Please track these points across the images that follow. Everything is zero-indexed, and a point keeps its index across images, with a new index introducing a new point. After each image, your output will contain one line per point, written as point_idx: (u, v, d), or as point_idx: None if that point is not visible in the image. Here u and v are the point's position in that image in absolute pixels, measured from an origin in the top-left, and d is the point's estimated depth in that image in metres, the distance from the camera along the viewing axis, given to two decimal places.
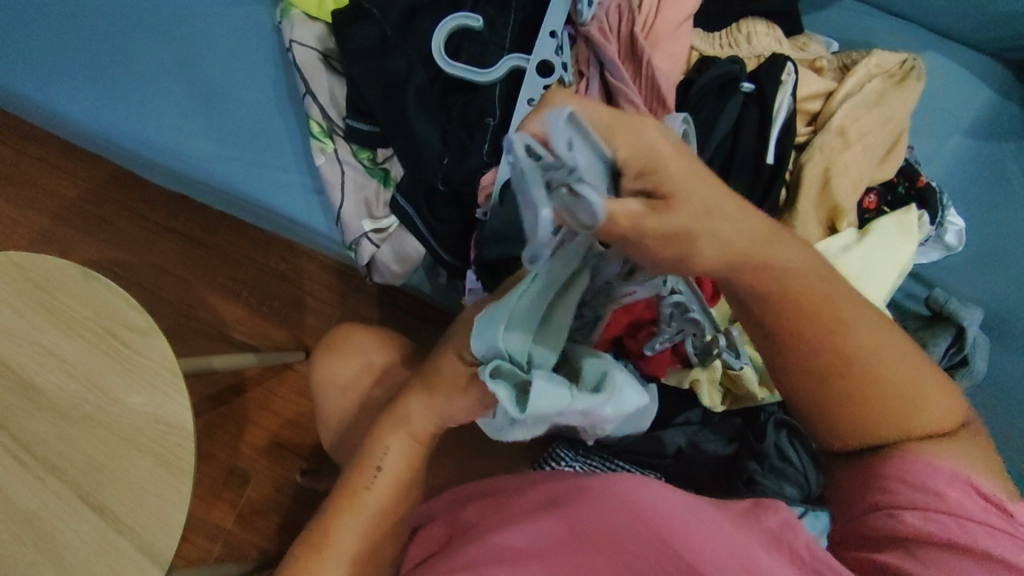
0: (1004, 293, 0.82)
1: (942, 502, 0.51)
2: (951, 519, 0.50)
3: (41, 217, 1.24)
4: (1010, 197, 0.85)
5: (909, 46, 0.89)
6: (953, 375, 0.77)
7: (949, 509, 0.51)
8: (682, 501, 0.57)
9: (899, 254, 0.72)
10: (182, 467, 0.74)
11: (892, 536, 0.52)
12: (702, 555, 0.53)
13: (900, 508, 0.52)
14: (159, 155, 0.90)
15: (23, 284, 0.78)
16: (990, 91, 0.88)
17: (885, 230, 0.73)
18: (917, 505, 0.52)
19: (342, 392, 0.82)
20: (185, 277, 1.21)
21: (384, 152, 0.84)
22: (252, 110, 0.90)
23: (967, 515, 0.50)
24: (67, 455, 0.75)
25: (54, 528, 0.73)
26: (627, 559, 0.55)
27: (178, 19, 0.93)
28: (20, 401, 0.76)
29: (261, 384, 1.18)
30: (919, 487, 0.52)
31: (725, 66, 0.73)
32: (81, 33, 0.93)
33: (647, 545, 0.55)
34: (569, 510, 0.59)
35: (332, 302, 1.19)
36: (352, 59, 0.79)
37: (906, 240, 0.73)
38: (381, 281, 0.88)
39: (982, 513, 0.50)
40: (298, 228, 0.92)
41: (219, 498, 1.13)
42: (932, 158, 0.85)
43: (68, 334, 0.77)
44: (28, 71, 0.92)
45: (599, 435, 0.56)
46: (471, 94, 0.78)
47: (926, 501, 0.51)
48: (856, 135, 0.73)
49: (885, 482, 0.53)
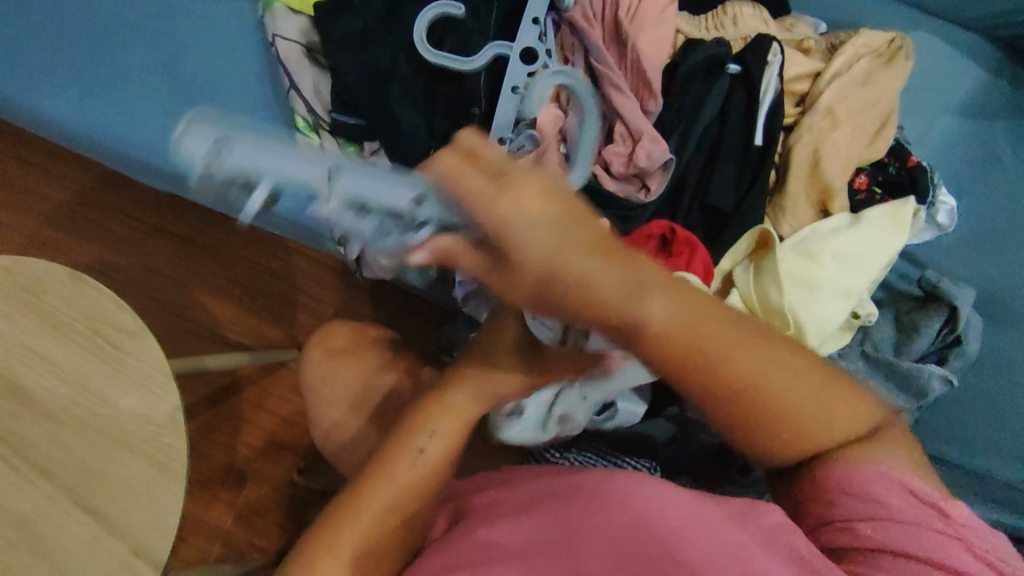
0: (996, 272, 0.82)
1: (892, 510, 0.50)
2: (911, 533, 0.49)
3: (28, 220, 1.23)
4: (1000, 176, 0.84)
5: (897, 26, 0.88)
6: (946, 356, 0.77)
7: (894, 517, 0.50)
8: (676, 497, 0.57)
9: (877, 251, 0.70)
10: (175, 467, 0.74)
11: (851, 549, 0.51)
12: (698, 553, 0.53)
13: (850, 520, 0.51)
14: (144, 154, 0.89)
15: (8, 287, 0.78)
16: (979, 69, 0.87)
17: (864, 230, 0.71)
18: (863, 516, 0.51)
19: (333, 389, 0.81)
20: (176, 278, 1.21)
21: (371, 145, 0.83)
22: (237, 107, 0.90)
23: (908, 520, 0.50)
24: (59, 458, 0.74)
25: (47, 532, 0.72)
26: (624, 555, 0.54)
27: (160, 17, 0.92)
28: (9, 404, 0.75)
29: (256, 383, 1.17)
30: (862, 496, 0.51)
31: (710, 49, 0.72)
32: (63, 32, 0.92)
33: (641, 542, 0.54)
34: (563, 506, 0.59)
35: (325, 300, 1.19)
36: (335, 51, 0.78)
37: (895, 234, 0.71)
38: (371, 276, 0.89)
39: (923, 513, 0.50)
40: (287, 224, 0.92)
41: (216, 498, 1.13)
42: (922, 139, 0.85)
43: (56, 337, 0.77)
44: (9, 71, 0.91)
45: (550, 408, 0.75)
46: (456, 84, 0.78)
47: (869, 510, 0.51)
48: (844, 116, 0.73)
49: (831, 494, 0.53)
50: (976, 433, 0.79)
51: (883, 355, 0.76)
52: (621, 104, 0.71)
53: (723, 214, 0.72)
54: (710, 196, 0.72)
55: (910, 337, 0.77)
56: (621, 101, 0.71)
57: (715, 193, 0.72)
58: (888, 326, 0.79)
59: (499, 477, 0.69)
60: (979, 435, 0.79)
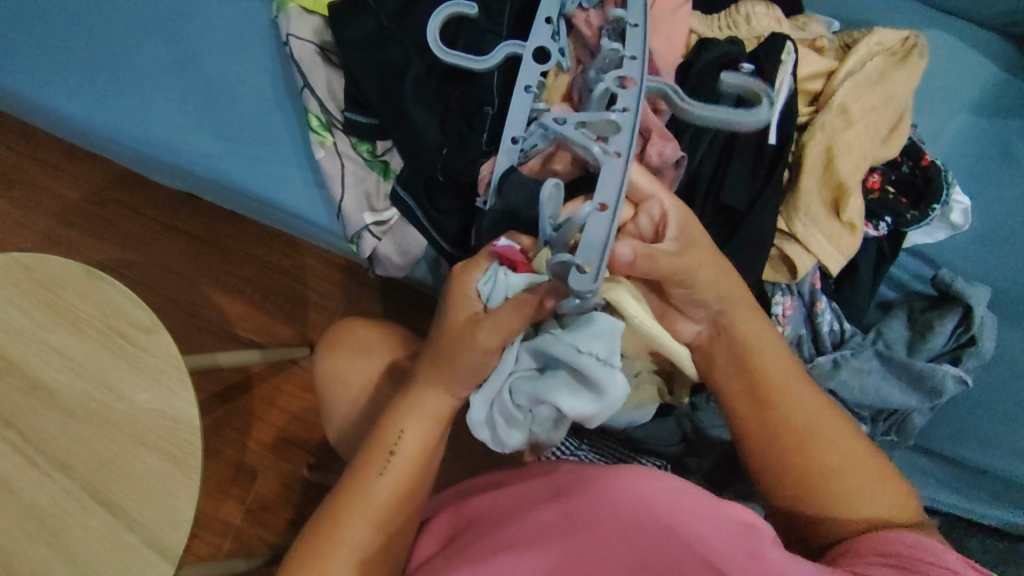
0: (1011, 270, 0.81)
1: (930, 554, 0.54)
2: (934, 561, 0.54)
3: (45, 219, 1.25)
4: (1015, 176, 0.83)
5: (913, 24, 0.88)
6: (960, 355, 0.76)
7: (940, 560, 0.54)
8: (681, 494, 0.57)
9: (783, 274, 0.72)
10: (189, 462, 0.75)
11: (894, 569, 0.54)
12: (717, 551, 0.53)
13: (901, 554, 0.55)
14: (161, 153, 0.90)
15: (27, 284, 0.79)
16: (994, 68, 0.87)
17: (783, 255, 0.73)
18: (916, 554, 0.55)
19: (345, 387, 0.81)
20: (189, 275, 1.22)
21: (383, 144, 0.83)
22: (250, 106, 0.90)
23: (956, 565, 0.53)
24: (75, 451, 0.75)
25: (64, 524, 0.73)
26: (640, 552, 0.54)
27: (173, 17, 0.93)
28: (28, 400, 0.76)
29: (267, 380, 1.18)
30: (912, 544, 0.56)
31: (722, 47, 0.72)
32: (78, 32, 0.93)
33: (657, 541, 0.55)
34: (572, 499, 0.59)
35: (337, 297, 1.20)
36: (349, 51, 0.79)
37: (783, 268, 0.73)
38: (383, 274, 0.89)
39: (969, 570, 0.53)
40: (302, 223, 0.93)
41: (228, 494, 1.14)
42: (937, 137, 0.85)
43: (72, 333, 0.78)
44: (26, 71, 0.92)
45: (517, 387, 0.59)
46: (469, 83, 0.78)
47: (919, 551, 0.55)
48: (858, 114, 0.72)
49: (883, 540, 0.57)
50: (993, 431, 0.79)
51: (895, 354, 0.76)
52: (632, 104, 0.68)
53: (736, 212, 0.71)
54: (723, 196, 0.71)
55: (923, 336, 0.77)
56: None
57: (729, 191, 0.71)
58: (901, 325, 0.79)
59: (509, 483, 0.68)
60: (996, 433, 0.79)
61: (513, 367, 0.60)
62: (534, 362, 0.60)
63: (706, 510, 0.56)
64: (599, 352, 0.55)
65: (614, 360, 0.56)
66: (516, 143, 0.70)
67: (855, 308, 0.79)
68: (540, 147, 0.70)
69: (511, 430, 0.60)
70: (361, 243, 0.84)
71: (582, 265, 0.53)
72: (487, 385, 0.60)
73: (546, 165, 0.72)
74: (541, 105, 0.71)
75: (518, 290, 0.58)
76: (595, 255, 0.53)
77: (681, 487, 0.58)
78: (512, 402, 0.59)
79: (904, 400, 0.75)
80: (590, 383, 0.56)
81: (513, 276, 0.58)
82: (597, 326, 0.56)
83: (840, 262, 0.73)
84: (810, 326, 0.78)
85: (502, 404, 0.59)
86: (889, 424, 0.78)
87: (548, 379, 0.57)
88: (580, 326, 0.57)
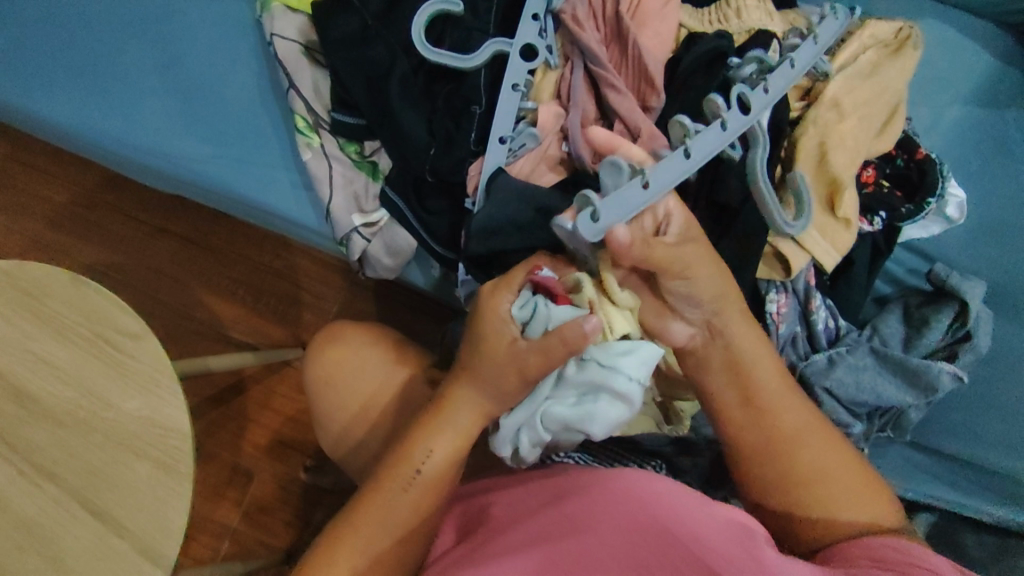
0: (1007, 263, 0.81)
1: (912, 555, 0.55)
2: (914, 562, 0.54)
3: (33, 223, 1.23)
4: (1010, 168, 0.83)
5: (907, 15, 0.86)
6: (956, 351, 0.75)
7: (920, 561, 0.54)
8: (678, 499, 0.57)
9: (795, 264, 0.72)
10: (180, 470, 0.74)
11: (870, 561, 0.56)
12: (714, 552, 0.53)
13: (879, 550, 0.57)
14: (148, 157, 0.89)
15: (13, 293, 0.78)
16: (989, 58, 0.86)
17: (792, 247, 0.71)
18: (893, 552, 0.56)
19: (337, 391, 0.80)
20: (181, 278, 1.21)
21: (371, 145, 0.82)
22: (236, 108, 0.89)
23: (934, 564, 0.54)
24: (64, 461, 0.74)
25: (54, 534, 0.73)
26: (639, 553, 0.54)
27: (157, 16, 0.91)
28: (17, 410, 0.75)
29: (261, 382, 1.18)
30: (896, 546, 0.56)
31: (712, 42, 0.70)
32: (61, 33, 0.91)
33: (654, 541, 0.54)
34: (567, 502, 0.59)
35: (330, 299, 1.19)
36: (334, 50, 0.78)
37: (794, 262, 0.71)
38: (374, 275, 0.88)
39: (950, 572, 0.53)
40: (291, 225, 0.92)
41: (224, 497, 1.13)
42: (932, 129, 0.84)
43: (59, 342, 0.77)
44: (8, 76, 0.90)
45: (548, 412, 0.61)
46: (456, 82, 0.77)
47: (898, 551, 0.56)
48: (850, 107, 0.71)
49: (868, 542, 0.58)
50: (988, 426, 0.79)
51: (891, 350, 0.75)
52: (620, 103, 0.69)
53: (728, 209, 0.71)
54: (715, 193, 0.70)
55: (920, 332, 0.76)
56: (619, 100, 0.69)
57: (721, 187, 0.70)
58: (897, 321, 0.78)
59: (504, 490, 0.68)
60: (992, 428, 0.79)
61: (550, 393, 0.61)
62: (566, 390, 0.61)
63: (702, 513, 0.56)
64: (633, 378, 0.58)
65: (645, 380, 0.59)
66: (505, 142, 0.71)
67: (849, 304, 0.78)
68: (531, 148, 0.72)
69: (535, 446, 0.64)
70: (349, 245, 0.83)
71: (595, 216, 0.58)
72: (518, 407, 0.63)
73: (536, 168, 0.73)
74: (530, 105, 0.72)
75: (561, 320, 0.59)
76: (610, 218, 0.58)
77: (678, 492, 0.58)
78: (543, 427, 0.62)
79: (900, 397, 0.74)
80: (625, 403, 0.59)
81: (554, 309, 0.59)
82: (634, 354, 0.59)
83: (834, 258, 0.71)
84: (804, 323, 0.77)
85: (532, 427, 0.62)
86: (885, 420, 0.78)
87: (586, 409, 0.59)
88: (616, 351, 0.59)
